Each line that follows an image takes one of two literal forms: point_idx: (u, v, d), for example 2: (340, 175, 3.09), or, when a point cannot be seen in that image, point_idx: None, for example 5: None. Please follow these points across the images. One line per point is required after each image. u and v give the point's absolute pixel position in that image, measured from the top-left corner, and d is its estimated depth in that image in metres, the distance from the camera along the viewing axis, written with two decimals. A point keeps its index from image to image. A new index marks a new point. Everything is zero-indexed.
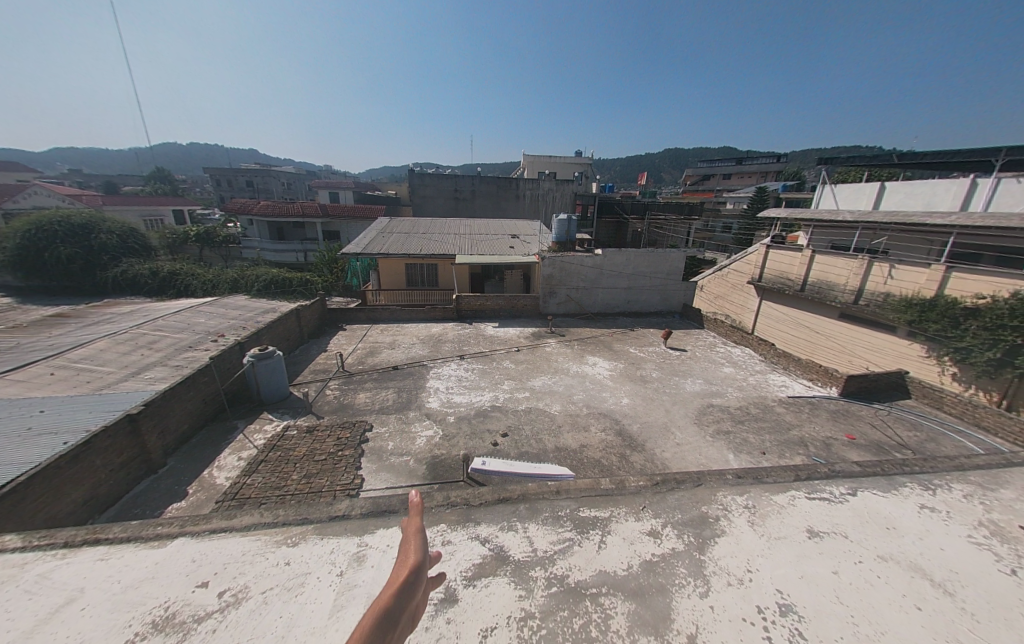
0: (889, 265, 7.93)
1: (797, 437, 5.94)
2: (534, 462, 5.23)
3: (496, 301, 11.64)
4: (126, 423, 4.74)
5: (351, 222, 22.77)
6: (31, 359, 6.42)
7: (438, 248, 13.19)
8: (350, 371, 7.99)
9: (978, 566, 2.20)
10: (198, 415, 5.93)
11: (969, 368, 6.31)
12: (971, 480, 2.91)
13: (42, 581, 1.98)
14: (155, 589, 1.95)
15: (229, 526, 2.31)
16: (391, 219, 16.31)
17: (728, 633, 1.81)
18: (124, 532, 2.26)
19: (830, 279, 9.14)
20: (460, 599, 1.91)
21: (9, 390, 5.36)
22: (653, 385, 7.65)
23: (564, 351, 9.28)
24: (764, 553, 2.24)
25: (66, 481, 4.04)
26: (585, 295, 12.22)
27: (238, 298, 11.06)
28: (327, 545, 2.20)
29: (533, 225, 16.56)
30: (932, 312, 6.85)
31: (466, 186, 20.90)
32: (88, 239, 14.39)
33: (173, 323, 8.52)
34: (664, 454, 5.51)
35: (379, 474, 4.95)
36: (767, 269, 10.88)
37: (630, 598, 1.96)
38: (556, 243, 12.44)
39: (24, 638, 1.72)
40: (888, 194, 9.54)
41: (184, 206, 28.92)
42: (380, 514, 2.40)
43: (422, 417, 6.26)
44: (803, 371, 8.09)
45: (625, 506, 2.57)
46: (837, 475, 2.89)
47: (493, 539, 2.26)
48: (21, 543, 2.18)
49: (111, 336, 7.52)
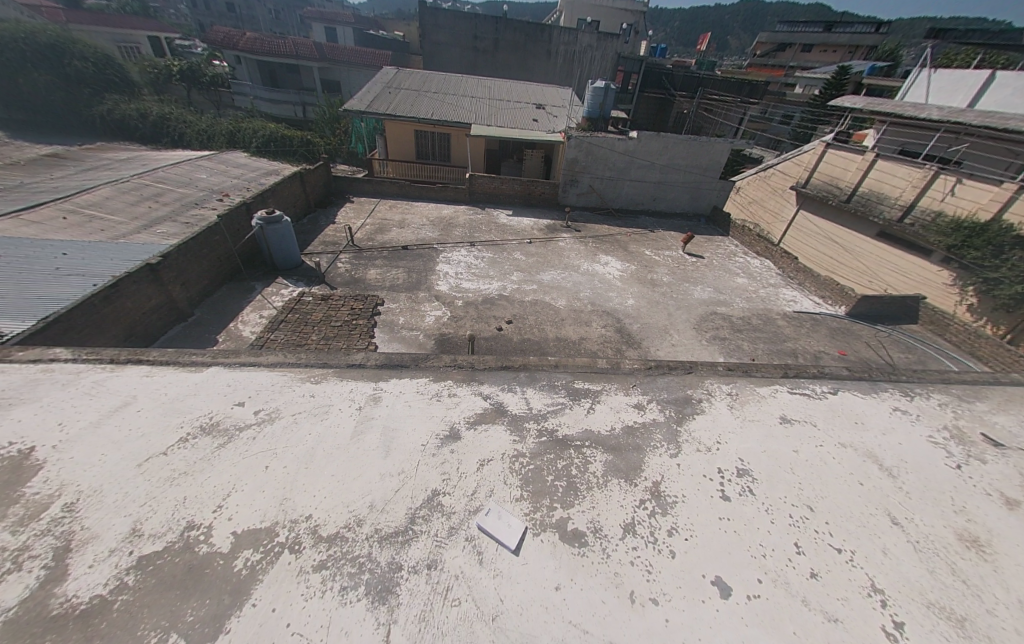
0: (956, 178, 6.92)
1: (790, 348, 6.12)
2: (534, 347, 5.54)
3: (511, 185, 10.76)
4: (147, 272, 4.89)
5: (353, 72, 19.65)
6: (39, 199, 6.32)
7: (451, 115, 11.63)
8: (359, 246, 7.89)
9: (926, 458, 2.44)
10: (215, 272, 6.09)
11: (990, 299, 6.11)
12: (952, 393, 3.03)
13: (101, 387, 2.28)
14: (199, 402, 2.24)
15: (256, 361, 2.54)
16: (399, 72, 14.01)
17: (689, 484, 2.10)
18: (163, 357, 2.50)
19: (882, 190, 8.11)
20: (463, 436, 2.19)
21: (26, 229, 5.42)
22: (662, 288, 7.59)
23: (577, 247, 8.98)
24: (737, 430, 2.46)
25: (104, 318, 4.38)
26: (609, 186, 11.22)
27: (237, 155, 10.31)
28: (346, 385, 2.44)
29: (562, 95, 14.24)
30: (980, 237, 6.26)
31: (488, 34, 17.35)
32: (61, 65, 12.68)
33: (174, 176, 8.12)
34: (658, 352, 5.77)
35: (389, 342, 5.30)
36: (817, 172, 9.54)
37: (609, 451, 2.23)
38: (586, 119, 10.82)
39: (97, 426, 2.06)
40: (993, 90, 7.74)
41: (160, 34, 24.77)
42: (392, 366, 2.61)
43: (430, 297, 6.41)
44: (818, 288, 7.90)
45: (618, 382, 2.74)
46: (824, 376, 3.02)
47: (494, 396, 2.49)
48: (74, 357, 2.44)
49: (114, 184, 7.26)
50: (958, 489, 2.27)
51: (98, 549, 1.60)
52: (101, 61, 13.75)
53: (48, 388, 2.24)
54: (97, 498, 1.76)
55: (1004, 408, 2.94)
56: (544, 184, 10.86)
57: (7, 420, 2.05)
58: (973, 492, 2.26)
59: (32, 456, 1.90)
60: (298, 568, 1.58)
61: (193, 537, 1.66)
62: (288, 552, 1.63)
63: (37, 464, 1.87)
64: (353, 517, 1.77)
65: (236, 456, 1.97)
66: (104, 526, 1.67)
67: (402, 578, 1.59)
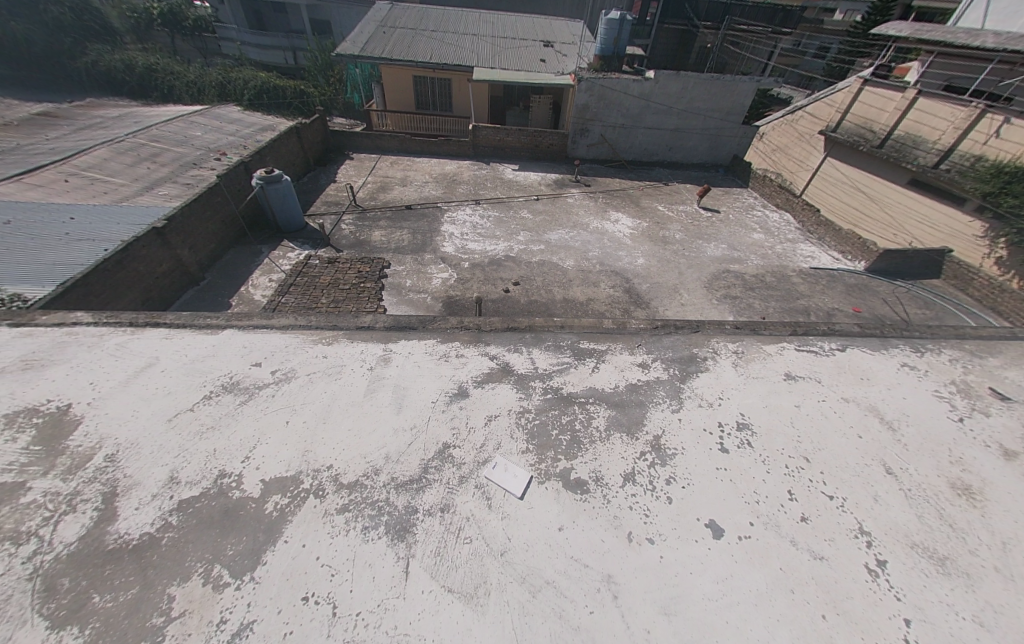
0: (1004, 117, 6.30)
1: (803, 306, 6.00)
2: (541, 308, 5.53)
3: (517, 136, 10.17)
4: (155, 236, 4.90)
5: (344, 10, 18.04)
6: (38, 162, 6.22)
7: (452, 57, 10.77)
8: (362, 206, 7.71)
9: (929, 412, 2.47)
10: (222, 235, 6.07)
11: (1021, 251, 5.81)
12: (965, 349, 2.99)
13: (124, 348, 2.38)
14: (218, 363, 2.34)
15: (268, 324, 2.60)
16: (394, 8, 12.82)
17: (688, 437, 2.18)
18: (178, 320, 2.58)
19: (920, 133, 7.46)
20: (471, 394, 2.27)
21: (31, 193, 5.39)
22: (674, 246, 7.36)
23: (586, 203, 8.64)
24: (739, 386, 2.50)
25: (119, 282, 4.47)
26: (622, 135, 10.53)
27: (230, 110, 9.85)
28: (357, 346, 2.51)
29: (573, 31, 12.99)
30: (1019, 183, 5.79)
31: None
32: (35, 10, 11.85)
33: (169, 134, 7.84)
34: (667, 313, 5.72)
35: (397, 305, 5.34)
36: (850, 113, 8.74)
37: (612, 407, 2.30)
38: (598, 58, 9.90)
39: (125, 385, 2.17)
40: None
41: None
42: (400, 328, 2.66)
43: (436, 259, 6.34)
44: (838, 242, 7.59)
45: (623, 342, 2.76)
46: (833, 333, 2.99)
47: (500, 356, 2.54)
48: (95, 321, 2.53)
49: (109, 144, 7.07)
50: (957, 441, 2.31)
51: (141, 494, 1.76)
52: (76, 5, 12.82)
53: (75, 350, 2.35)
54: (135, 450, 1.91)
55: (1017, 363, 2.90)
56: (552, 135, 10.23)
57: (42, 380, 2.17)
58: (971, 443, 2.30)
59: (70, 412, 2.04)
60: (322, 510, 1.73)
61: (226, 484, 1.80)
62: (313, 497, 1.77)
63: (76, 419, 2.01)
64: (370, 467, 1.89)
65: (258, 412, 2.09)
66: (144, 474, 1.82)
67: (417, 519, 1.73)
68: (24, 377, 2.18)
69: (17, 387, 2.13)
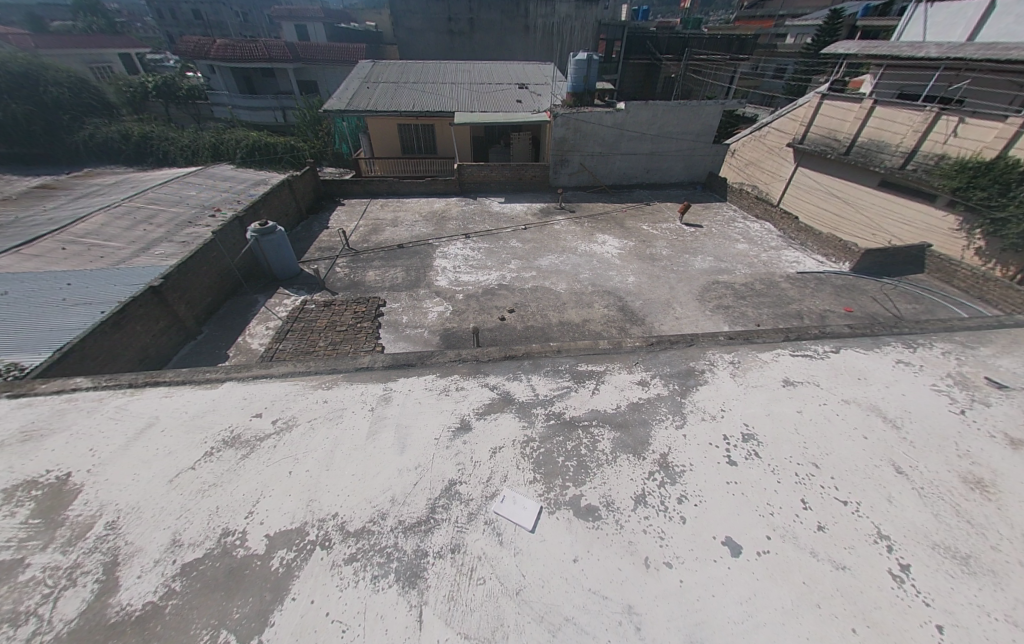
0: (958, 118, 6.63)
1: (795, 311, 6.10)
2: (538, 333, 5.58)
3: (501, 171, 10.61)
4: (152, 295, 4.96)
5: (329, 69, 19.20)
6: (36, 233, 6.36)
7: (433, 105, 11.38)
8: (356, 249, 7.90)
9: (930, 406, 2.49)
10: (217, 289, 6.16)
11: (997, 240, 5.99)
12: (955, 340, 3.04)
13: (124, 411, 2.38)
14: (218, 417, 2.33)
15: (268, 373, 2.61)
16: (376, 65, 13.67)
17: (695, 452, 2.17)
18: (178, 377, 2.59)
19: (883, 138, 7.82)
20: (474, 427, 2.26)
21: (29, 264, 5.49)
22: (662, 262, 7.53)
23: (573, 228, 8.90)
24: (739, 396, 2.52)
25: (116, 343, 4.47)
26: (601, 163, 11.03)
27: (223, 168, 10.23)
28: (357, 388, 2.52)
29: (545, 72, 13.85)
30: (984, 176, 6.05)
31: (462, 14, 16.77)
32: (35, 92, 12.47)
33: (165, 196, 8.10)
34: (662, 327, 5.78)
35: (396, 342, 5.37)
36: (814, 126, 9.20)
37: (616, 429, 2.29)
38: (571, 94, 10.45)
39: (125, 448, 2.16)
40: (995, 18, 7.38)
41: (128, 49, 24.31)
42: (399, 366, 2.68)
43: (431, 294, 6.43)
44: (820, 246, 7.83)
45: (620, 361, 2.78)
46: (825, 336, 3.03)
47: (501, 386, 2.55)
48: (94, 384, 2.54)
49: (107, 210, 7.28)
50: (962, 433, 2.31)
51: (144, 560, 1.71)
52: (75, 85, 13.56)
53: (75, 416, 2.34)
54: (136, 515, 1.87)
55: (1009, 350, 2.95)
56: (534, 167, 10.68)
57: (42, 450, 2.15)
58: (976, 435, 2.31)
59: (70, 481, 2.01)
60: (330, 562, 1.68)
61: (230, 543, 1.76)
62: (320, 549, 1.72)
63: (76, 488, 1.98)
64: (377, 511, 1.86)
65: (260, 465, 2.06)
66: (146, 540, 1.78)
67: (428, 563, 1.69)
68: (23, 449, 2.16)
69: (15, 461, 2.10)
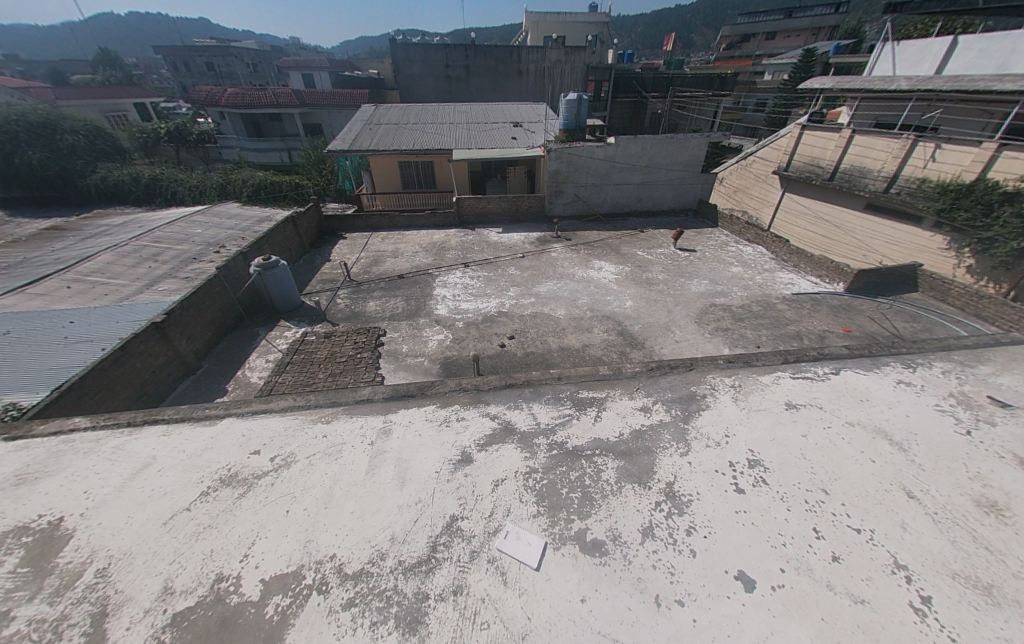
0: (934, 144, 6.92)
1: (794, 331, 6.16)
2: (538, 359, 5.60)
3: (498, 203, 10.98)
4: (154, 331, 4.99)
5: (334, 113, 20.31)
6: (42, 273, 6.45)
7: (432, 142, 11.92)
8: (357, 281, 8.03)
9: (935, 428, 2.45)
10: (219, 323, 6.20)
11: (987, 258, 6.11)
12: (953, 359, 3.05)
13: (121, 452, 2.34)
14: (217, 455, 2.29)
15: (268, 408, 2.60)
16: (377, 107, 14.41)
17: (702, 480, 2.13)
18: (178, 414, 2.57)
19: (864, 164, 8.11)
20: (475, 459, 2.22)
21: (33, 303, 5.55)
22: (659, 287, 7.63)
23: (570, 256, 9.07)
24: (742, 420, 2.50)
25: (114, 380, 4.44)
26: (594, 193, 11.40)
27: (229, 206, 10.53)
28: (357, 421, 2.50)
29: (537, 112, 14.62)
30: (967, 197, 6.25)
31: (459, 61, 17.88)
32: (52, 138, 13.03)
33: (171, 235, 8.29)
34: (662, 352, 5.78)
35: (396, 372, 5.36)
36: (797, 154, 9.61)
37: (620, 457, 2.26)
38: (564, 131, 10.95)
39: (120, 489, 2.11)
40: (958, 53, 7.88)
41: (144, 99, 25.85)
42: (400, 397, 2.68)
43: (431, 323, 6.49)
44: (814, 268, 7.99)
45: (621, 387, 2.78)
46: (824, 357, 3.04)
47: (501, 415, 2.53)
48: (90, 424, 2.53)
49: (113, 249, 7.42)
50: (971, 455, 2.28)
51: (133, 611, 1.63)
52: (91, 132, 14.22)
53: (71, 458, 2.31)
54: (128, 560, 1.81)
55: (1008, 369, 2.95)
56: (529, 199, 11.09)
57: (35, 494, 2.10)
58: (985, 456, 2.27)
59: (61, 526, 1.96)
60: (328, 608, 1.62)
61: (223, 589, 1.69)
62: (317, 594, 1.66)
63: (67, 532, 1.93)
64: (376, 552, 1.80)
65: (258, 504, 2.02)
66: (137, 588, 1.71)
67: (429, 607, 1.62)
68: (16, 494, 2.11)
69: (6, 507, 2.05)
